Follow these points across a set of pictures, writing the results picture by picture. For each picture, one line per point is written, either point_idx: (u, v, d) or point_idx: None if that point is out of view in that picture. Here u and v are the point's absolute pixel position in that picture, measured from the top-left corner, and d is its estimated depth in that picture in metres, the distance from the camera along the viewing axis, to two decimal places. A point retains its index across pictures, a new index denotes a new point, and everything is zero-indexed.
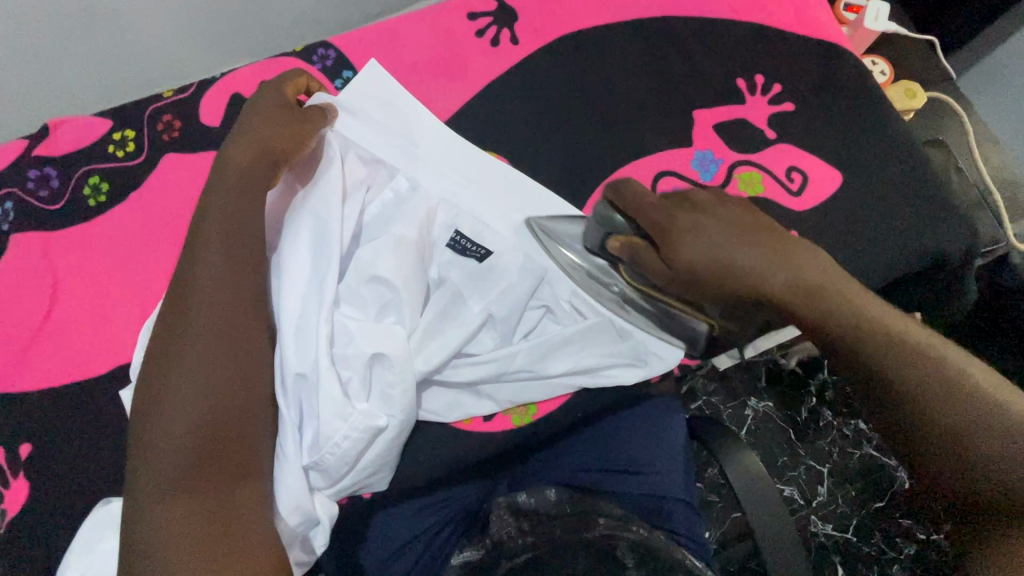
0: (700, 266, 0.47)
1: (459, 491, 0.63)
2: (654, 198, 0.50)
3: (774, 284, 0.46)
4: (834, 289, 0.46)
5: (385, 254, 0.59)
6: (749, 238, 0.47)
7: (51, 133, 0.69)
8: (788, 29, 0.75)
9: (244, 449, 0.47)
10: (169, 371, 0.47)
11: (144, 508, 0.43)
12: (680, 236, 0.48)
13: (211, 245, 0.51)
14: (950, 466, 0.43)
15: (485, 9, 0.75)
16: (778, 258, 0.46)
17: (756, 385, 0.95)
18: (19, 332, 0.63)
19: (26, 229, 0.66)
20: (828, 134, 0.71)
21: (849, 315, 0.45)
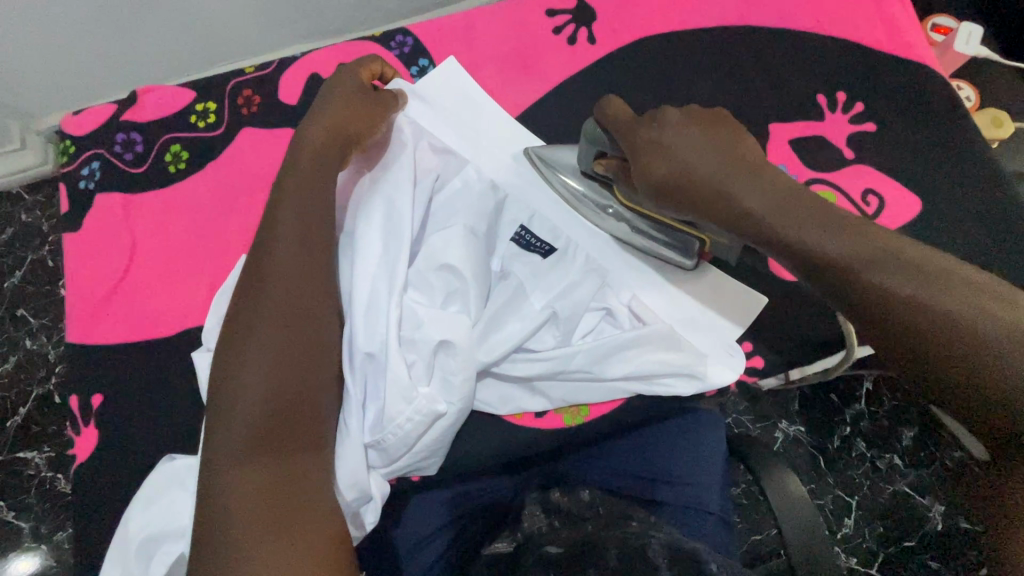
0: (674, 178, 0.50)
1: (491, 483, 0.62)
2: (631, 118, 0.54)
3: (740, 199, 0.47)
4: (793, 198, 0.47)
5: (455, 243, 0.60)
6: (723, 160, 0.49)
7: (139, 99, 0.72)
8: (875, 47, 0.73)
9: (311, 425, 0.49)
10: (245, 345, 0.48)
11: (218, 473, 0.45)
12: (656, 147, 0.51)
13: (290, 224, 0.52)
14: (908, 337, 0.41)
15: (565, 6, 0.75)
16: (746, 176, 0.48)
17: (789, 408, 0.95)
18: (96, 288, 0.66)
19: (110, 189, 0.70)
20: (910, 159, 0.69)
21: (803, 222, 0.45)
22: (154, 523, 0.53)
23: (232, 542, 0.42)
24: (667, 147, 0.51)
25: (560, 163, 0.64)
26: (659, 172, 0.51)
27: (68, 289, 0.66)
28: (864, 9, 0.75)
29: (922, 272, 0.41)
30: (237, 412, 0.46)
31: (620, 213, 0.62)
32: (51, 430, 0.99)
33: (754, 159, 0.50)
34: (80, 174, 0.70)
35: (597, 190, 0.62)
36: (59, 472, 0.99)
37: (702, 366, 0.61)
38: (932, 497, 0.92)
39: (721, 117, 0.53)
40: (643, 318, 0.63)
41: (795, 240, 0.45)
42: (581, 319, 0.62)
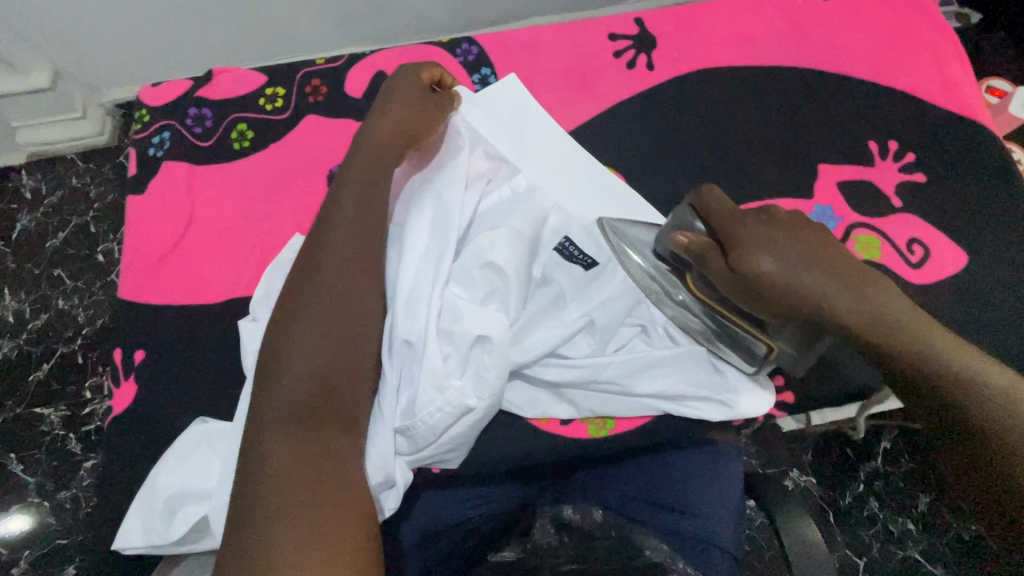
0: (788, 287, 0.49)
1: (500, 491, 0.61)
2: (734, 209, 0.52)
3: (842, 307, 0.48)
4: (887, 315, 0.48)
5: (501, 243, 0.61)
6: (841, 278, 0.49)
7: (215, 78, 0.77)
8: (930, 101, 0.74)
9: (346, 402, 0.50)
10: (296, 321, 0.50)
11: (263, 437, 0.47)
12: (762, 246, 0.50)
13: (347, 209, 0.55)
14: None
15: (627, 32, 0.77)
16: (853, 292, 0.48)
17: (800, 457, 0.95)
18: (153, 250, 0.69)
19: (176, 158, 0.73)
20: (960, 214, 0.69)
21: (915, 347, 0.47)
22: (180, 481, 0.54)
23: (267, 505, 0.44)
24: (772, 242, 0.50)
25: (637, 242, 0.63)
26: (768, 276, 0.49)
27: (126, 249, 0.69)
28: (923, 65, 0.76)
29: None
30: (284, 383, 0.48)
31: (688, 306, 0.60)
32: (68, 391, 1.08)
33: (871, 271, 0.50)
34: (150, 141, 0.74)
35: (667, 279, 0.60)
36: (71, 432, 1.06)
37: (731, 393, 0.61)
38: (944, 569, 0.89)
39: (802, 217, 0.53)
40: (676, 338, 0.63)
41: (924, 360, 0.47)
42: (616, 332, 0.63)
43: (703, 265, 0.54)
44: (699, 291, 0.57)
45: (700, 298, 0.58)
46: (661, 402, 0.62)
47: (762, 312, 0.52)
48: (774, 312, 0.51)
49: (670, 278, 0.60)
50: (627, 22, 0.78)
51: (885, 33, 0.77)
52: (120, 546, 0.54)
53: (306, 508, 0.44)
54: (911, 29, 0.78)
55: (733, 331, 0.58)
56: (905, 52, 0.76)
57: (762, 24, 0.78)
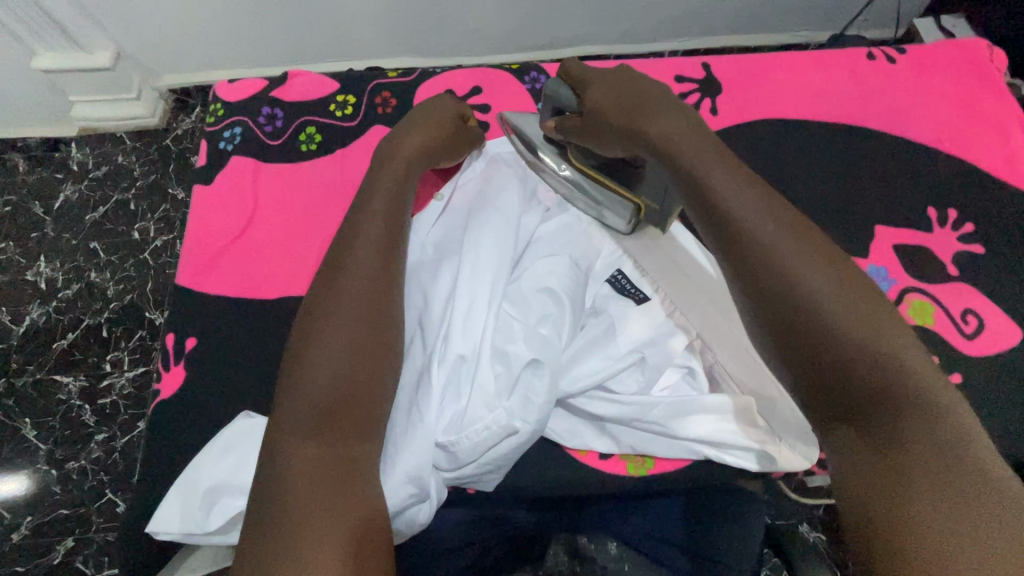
0: (608, 106, 0.55)
1: (521, 516, 0.61)
2: (585, 69, 0.60)
3: (651, 123, 0.51)
4: (701, 135, 0.50)
5: (558, 270, 0.62)
6: (656, 103, 0.52)
7: (290, 81, 0.79)
8: (993, 173, 0.74)
9: (372, 412, 0.50)
10: (325, 324, 0.51)
11: (281, 447, 0.46)
12: (595, 82, 0.58)
13: (377, 226, 0.57)
14: (791, 309, 0.41)
15: (694, 76, 0.79)
16: (664, 109, 0.52)
17: (814, 515, 0.97)
18: (214, 240, 0.70)
19: (245, 154, 0.75)
20: (1016, 288, 0.69)
21: (729, 178, 0.46)
22: (219, 473, 0.55)
23: (289, 507, 0.42)
24: (598, 85, 0.57)
25: (525, 126, 0.68)
26: (592, 96, 0.56)
27: (187, 236, 0.71)
28: (986, 136, 0.76)
29: (819, 250, 0.43)
30: (308, 387, 0.48)
31: (571, 185, 0.66)
32: (88, 362, 1.10)
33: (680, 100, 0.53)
34: (222, 135, 0.76)
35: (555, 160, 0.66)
36: (86, 403, 1.07)
37: (774, 445, 0.59)
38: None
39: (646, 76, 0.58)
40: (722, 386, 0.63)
41: (696, 164, 0.48)
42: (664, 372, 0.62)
43: (562, 129, 0.61)
44: (581, 165, 0.63)
45: (583, 172, 0.64)
46: (702, 446, 0.60)
47: (611, 148, 0.57)
48: (612, 142, 0.56)
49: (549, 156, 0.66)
50: (693, 67, 0.79)
51: (949, 102, 0.78)
52: (154, 531, 0.54)
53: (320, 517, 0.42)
54: (976, 100, 0.78)
55: (605, 196, 0.64)
56: (968, 122, 0.77)
57: (826, 81, 0.79)
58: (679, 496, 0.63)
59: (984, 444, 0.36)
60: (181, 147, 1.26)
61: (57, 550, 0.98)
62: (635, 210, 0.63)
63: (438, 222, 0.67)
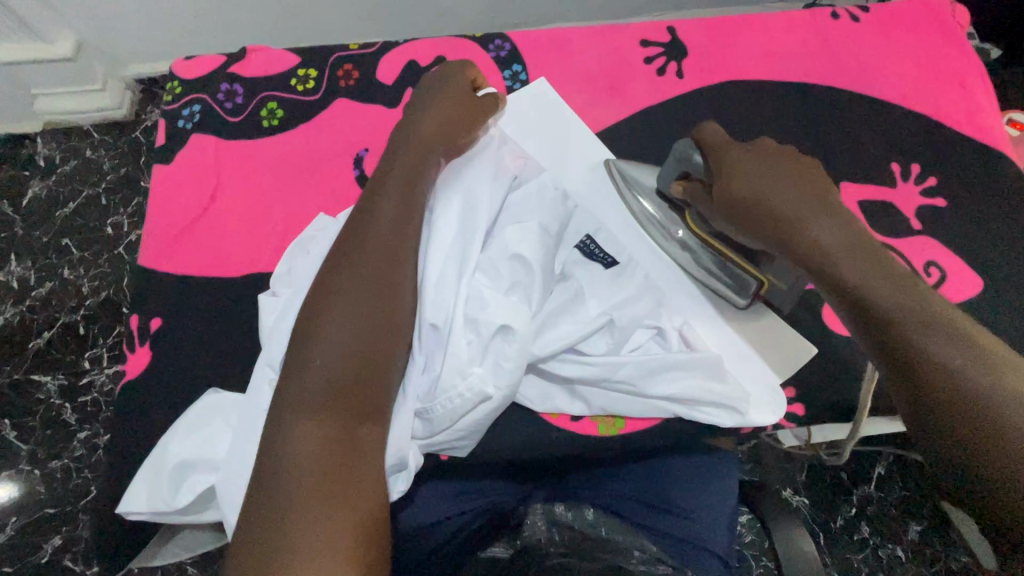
0: (754, 206, 0.55)
1: (499, 486, 0.62)
2: (728, 144, 0.59)
3: (817, 236, 0.52)
4: (861, 248, 0.51)
5: (527, 237, 0.61)
6: (821, 218, 0.53)
7: (248, 56, 0.77)
8: (955, 127, 0.75)
9: (377, 390, 0.49)
10: (334, 300, 0.51)
11: (285, 423, 0.46)
12: (742, 170, 0.57)
13: (388, 201, 0.56)
14: (967, 439, 0.41)
15: (660, 39, 0.78)
16: (824, 218, 0.53)
17: (796, 478, 1.01)
18: (177, 220, 0.69)
19: (206, 132, 0.73)
20: (979, 240, 0.70)
21: (886, 288, 0.48)
22: (188, 449, 0.54)
23: (288, 493, 0.43)
24: (747, 172, 0.56)
25: (640, 182, 0.69)
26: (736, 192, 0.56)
27: (149, 217, 0.70)
28: (949, 92, 0.77)
29: (1003, 374, 0.42)
30: (316, 365, 0.48)
31: (684, 242, 0.67)
32: (67, 359, 1.08)
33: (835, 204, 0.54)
34: (180, 114, 0.74)
35: (670, 220, 0.67)
36: (67, 401, 1.06)
37: (744, 401, 0.60)
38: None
39: (806, 163, 0.58)
40: (692, 343, 0.63)
41: (855, 279, 0.49)
42: (634, 333, 0.62)
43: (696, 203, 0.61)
44: (699, 229, 0.64)
45: (701, 237, 0.64)
46: (675, 406, 0.61)
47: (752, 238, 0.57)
48: (754, 233, 0.56)
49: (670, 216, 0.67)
50: (659, 30, 0.79)
51: (913, 59, 0.79)
52: (126, 511, 0.54)
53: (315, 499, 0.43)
54: (939, 56, 0.79)
55: (716, 265, 0.65)
56: (931, 79, 0.77)
57: (792, 42, 0.79)
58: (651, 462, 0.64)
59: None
60: (149, 138, 1.23)
61: (45, 548, 0.97)
62: (758, 285, 0.63)
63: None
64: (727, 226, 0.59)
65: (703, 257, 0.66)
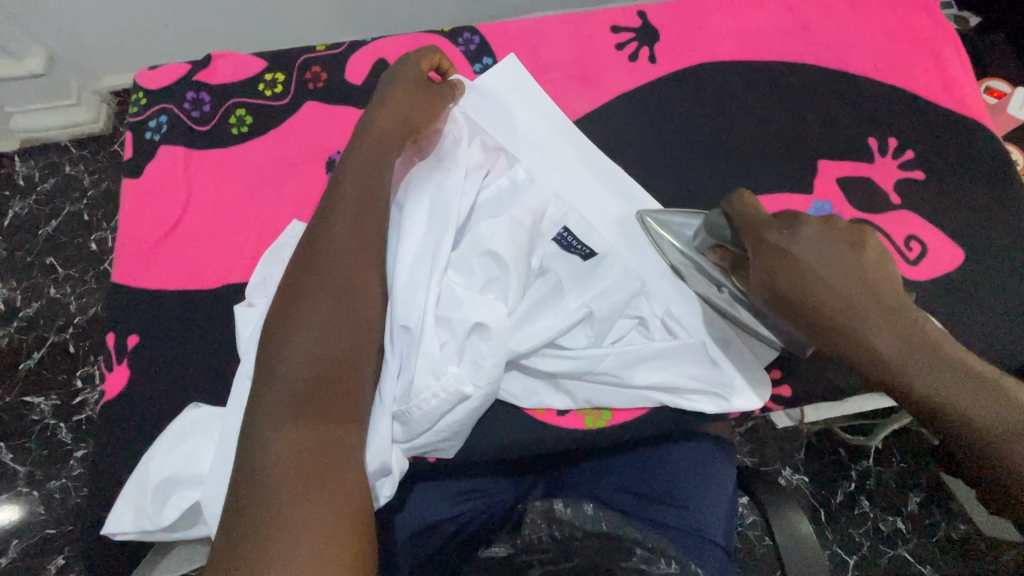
0: (806, 302, 0.49)
1: (491, 484, 0.62)
2: (763, 216, 0.53)
3: (869, 337, 0.47)
4: (926, 345, 0.46)
5: (499, 232, 0.61)
6: (899, 324, 0.47)
7: (213, 63, 0.76)
8: (930, 99, 0.74)
9: (353, 392, 0.49)
10: (302, 304, 0.50)
11: (260, 431, 0.46)
12: (787, 260, 0.50)
13: (352, 199, 0.54)
14: None
15: (630, 24, 0.77)
16: (883, 313, 0.47)
17: (794, 457, 1.02)
18: (148, 233, 0.68)
19: (174, 142, 0.72)
20: (959, 211, 0.69)
21: (979, 395, 0.44)
22: (170, 466, 0.54)
23: (273, 499, 0.42)
24: (794, 258, 0.50)
25: (678, 229, 0.65)
26: (779, 282, 0.50)
27: (121, 232, 0.68)
28: (924, 63, 0.76)
29: None
30: (287, 369, 0.47)
31: (726, 290, 0.61)
32: (58, 379, 1.07)
33: (891, 284, 0.48)
34: (148, 125, 0.73)
35: (709, 274, 0.62)
36: (61, 420, 1.05)
37: (727, 385, 0.61)
38: (928, 566, 0.97)
39: (854, 234, 0.50)
40: (672, 330, 0.63)
41: (926, 390, 0.45)
42: (614, 324, 0.62)
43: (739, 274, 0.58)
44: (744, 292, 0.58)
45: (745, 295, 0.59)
46: (658, 394, 0.61)
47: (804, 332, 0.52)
48: (808, 327, 0.50)
49: (710, 270, 0.62)
50: (629, 15, 0.78)
51: (887, 32, 0.78)
52: (111, 531, 0.53)
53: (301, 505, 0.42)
54: (913, 27, 0.78)
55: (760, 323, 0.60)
56: (906, 51, 0.77)
57: (764, 19, 0.78)
58: (645, 452, 0.63)
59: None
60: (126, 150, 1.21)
61: (48, 569, 0.97)
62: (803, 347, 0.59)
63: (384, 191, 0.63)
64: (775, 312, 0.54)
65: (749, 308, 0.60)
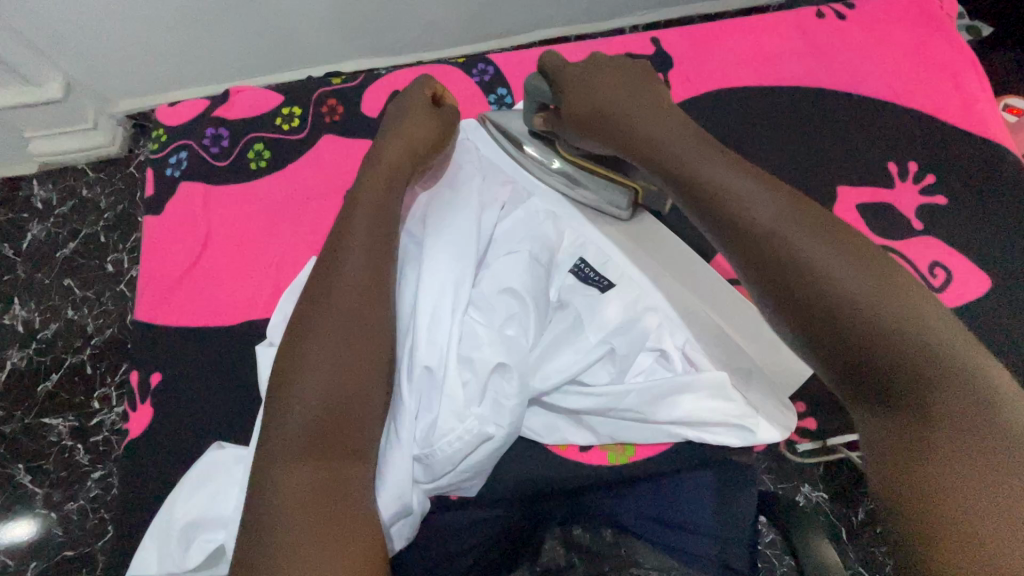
0: (601, 112, 0.58)
1: (511, 513, 0.61)
2: (566, 65, 0.64)
3: (643, 126, 0.55)
4: (698, 138, 0.53)
5: (519, 269, 0.61)
6: (678, 130, 0.54)
7: (232, 98, 0.77)
8: (949, 122, 0.74)
9: (366, 429, 0.49)
10: (313, 340, 0.50)
11: (271, 471, 0.45)
12: (583, 83, 0.61)
13: (359, 238, 0.55)
14: (905, 372, 0.37)
15: (643, 52, 0.77)
16: (652, 111, 0.57)
17: None
18: (170, 270, 0.69)
19: (193, 178, 0.73)
20: (983, 235, 0.68)
21: (738, 169, 0.49)
22: (194, 508, 0.54)
23: (280, 544, 0.41)
24: (585, 82, 0.61)
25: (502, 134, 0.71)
26: (579, 99, 0.60)
27: (143, 269, 0.69)
28: (941, 86, 0.76)
29: (889, 277, 0.40)
30: (297, 405, 0.47)
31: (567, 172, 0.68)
32: (76, 401, 1.08)
33: (656, 99, 0.59)
34: (168, 161, 0.74)
35: (545, 158, 0.69)
36: (79, 442, 1.06)
37: (752, 419, 0.59)
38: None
39: (642, 77, 0.62)
40: (695, 363, 0.62)
41: (686, 170, 0.50)
42: (635, 359, 0.61)
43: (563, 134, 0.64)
44: (571, 153, 0.67)
45: (574, 158, 0.67)
46: (680, 428, 0.60)
47: (608, 148, 0.59)
48: (608, 136, 0.58)
49: (541, 151, 0.69)
50: (643, 42, 0.78)
51: (902, 54, 0.77)
52: None
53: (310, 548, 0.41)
54: (929, 49, 0.78)
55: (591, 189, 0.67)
56: (923, 73, 0.76)
57: (776, 44, 0.78)
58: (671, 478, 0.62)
59: (1001, 501, 0.31)
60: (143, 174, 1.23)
61: None
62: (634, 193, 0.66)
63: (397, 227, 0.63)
64: (585, 139, 0.61)
65: (569, 177, 0.68)
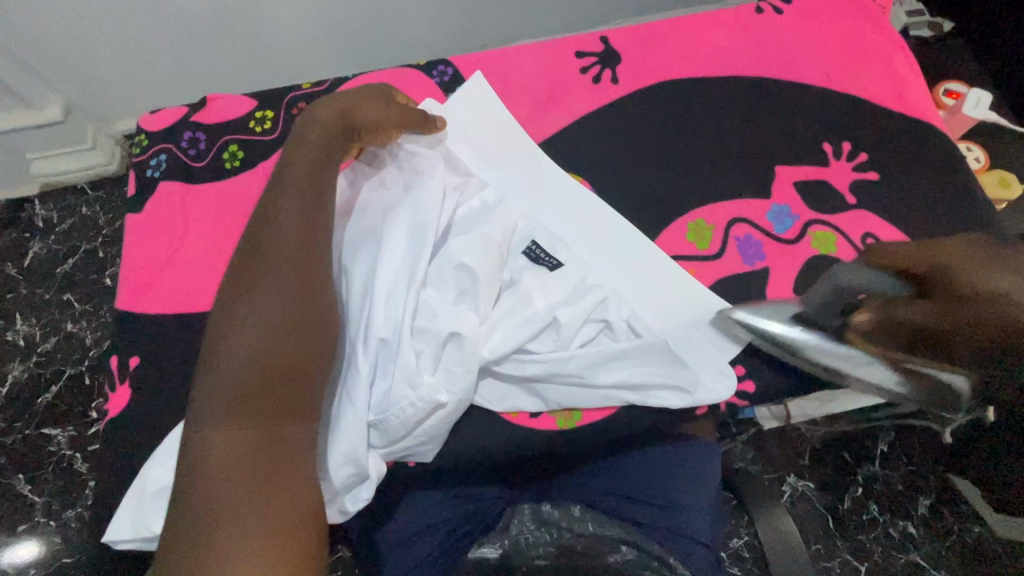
0: None
1: (482, 491, 0.65)
2: None
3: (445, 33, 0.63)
4: None
5: (470, 246, 0.64)
6: (923, 252, 0.58)
7: (209, 104, 0.82)
8: (881, 104, 0.78)
9: (305, 392, 0.52)
10: (248, 304, 0.53)
11: (206, 428, 0.48)
12: None
13: (289, 207, 0.57)
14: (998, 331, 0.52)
15: (593, 50, 0.82)
16: None
17: (798, 463, 1.02)
18: (148, 263, 0.73)
19: (172, 178, 0.78)
20: (914, 208, 0.72)
21: (918, 246, 0.59)
22: (165, 477, 0.57)
23: (217, 499, 0.45)
24: None
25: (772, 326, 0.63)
26: None
27: (124, 262, 0.74)
28: (874, 72, 0.80)
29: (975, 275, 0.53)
30: (232, 368, 0.50)
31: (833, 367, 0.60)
32: (74, 411, 1.12)
33: None
34: (148, 163, 0.79)
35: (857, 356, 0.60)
36: (77, 451, 1.10)
37: (692, 383, 0.63)
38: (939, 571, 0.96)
39: None
40: (639, 333, 0.65)
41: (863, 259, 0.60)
42: (580, 328, 0.65)
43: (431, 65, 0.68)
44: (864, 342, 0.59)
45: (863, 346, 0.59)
46: (623, 393, 0.63)
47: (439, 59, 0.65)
48: None
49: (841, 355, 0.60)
50: (593, 41, 0.83)
51: (837, 44, 0.82)
52: (112, 540, 0.57)
53: (246, 502, 0.45)
54: (863, 38, 0.82)
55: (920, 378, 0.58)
56: (857, 61, 0.81)
57: (718, 39, 0.83)
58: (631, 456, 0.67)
59: None
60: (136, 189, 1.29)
61: None
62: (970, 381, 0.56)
63: (339, 219, 0.67)
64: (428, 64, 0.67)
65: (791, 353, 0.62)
